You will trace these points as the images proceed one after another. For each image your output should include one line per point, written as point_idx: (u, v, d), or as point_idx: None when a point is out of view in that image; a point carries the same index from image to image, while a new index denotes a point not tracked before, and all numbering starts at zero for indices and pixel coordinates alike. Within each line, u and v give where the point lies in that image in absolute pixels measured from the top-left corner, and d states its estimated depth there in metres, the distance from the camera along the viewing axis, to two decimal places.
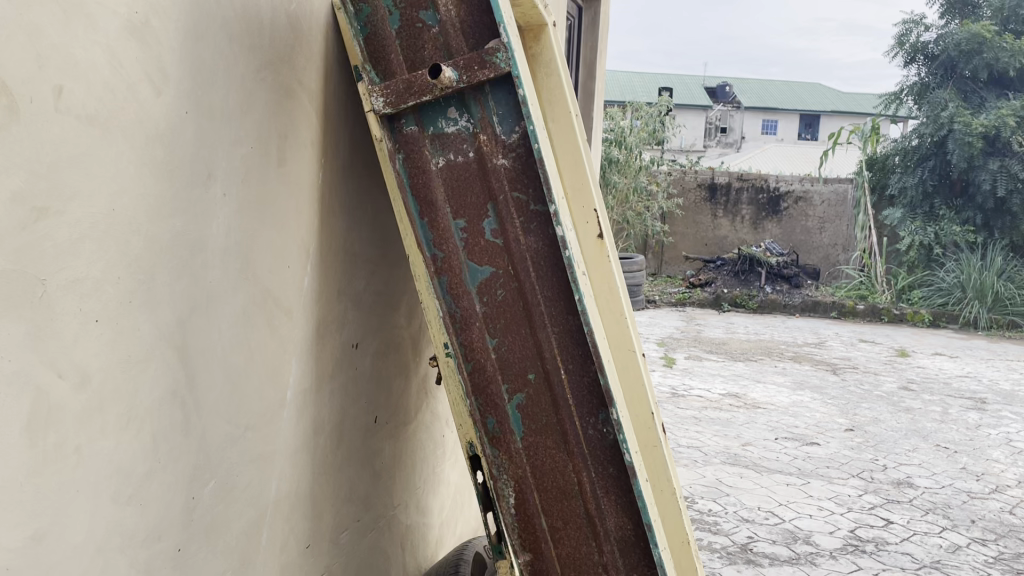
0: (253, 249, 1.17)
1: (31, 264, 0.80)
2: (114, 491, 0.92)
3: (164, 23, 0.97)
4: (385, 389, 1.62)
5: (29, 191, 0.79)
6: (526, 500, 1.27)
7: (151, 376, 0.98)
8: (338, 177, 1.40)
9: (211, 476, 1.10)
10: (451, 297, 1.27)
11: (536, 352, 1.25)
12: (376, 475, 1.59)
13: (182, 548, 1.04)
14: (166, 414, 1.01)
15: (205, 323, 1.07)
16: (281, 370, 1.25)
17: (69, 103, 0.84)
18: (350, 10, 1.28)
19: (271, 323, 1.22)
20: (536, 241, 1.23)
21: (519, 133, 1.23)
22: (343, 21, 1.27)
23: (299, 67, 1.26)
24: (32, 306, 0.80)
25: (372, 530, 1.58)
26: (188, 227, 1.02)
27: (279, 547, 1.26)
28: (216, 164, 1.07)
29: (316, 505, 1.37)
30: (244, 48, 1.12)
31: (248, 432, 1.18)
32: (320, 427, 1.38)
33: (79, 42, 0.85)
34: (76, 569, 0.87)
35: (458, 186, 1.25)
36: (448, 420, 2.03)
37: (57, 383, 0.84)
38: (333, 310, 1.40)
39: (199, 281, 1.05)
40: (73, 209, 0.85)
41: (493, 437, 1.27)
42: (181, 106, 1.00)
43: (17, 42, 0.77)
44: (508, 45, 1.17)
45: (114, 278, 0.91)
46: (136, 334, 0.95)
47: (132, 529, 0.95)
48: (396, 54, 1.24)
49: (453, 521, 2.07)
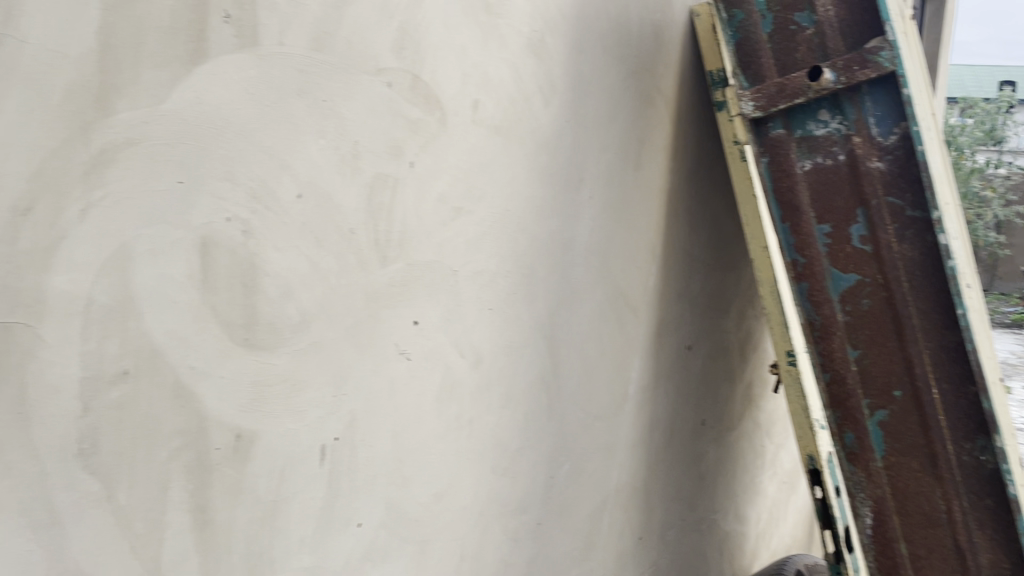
0: (611, 250, 1.23)
1: (447, 257, 0.92)
2: (494, 463, 1.03)
3: (555, 39, 1.06)
4: (716, 393, 1.61)
5: (450, 193, 0.92)
6: (885, 523, 1.21)
7: (526, 361, 1.07)
8: (687, 180, 1.42)
9: (567, 459, 1.18)
10: (809, 305, 1.25)
11: (905, 366, 1.17)
12: (701, 477, 1.58)
13: (541, 522, 1.13)
14: (535, 397, 1.10)
15: (569, 317, 1.15)
16: (626, 366, 1.31)
17: (482, 115, 0.95)
18: (723, 17, 1.29)
19: (620, 321, 1.28)
20: (912, 247, 1.16)
21: (898, 134, 1.16)
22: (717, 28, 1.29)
23: (659, 73, 1.30)
24: (447, 292, 0.93)
25: (695, 531, 1.58)
26: (560, 228, 1.11)
27: (618, 536, 1.32)
28: (586, 169, 1.15)
29: (647, 499, 1.41)
30: (615, 58, 1.19)
31: (598, 422, 1.24)
32: (655, 423, 1.41)
33: (493, 61, 0.96)
34: (463, 527, 0.99)
35: (825, 190, 1.21)
36: (782, 435, 1.93)
37: (460, 362, 0.96)
38: (673, 312, 1.43)
39: (567, 277, 1.14)
40: (480, 209, 0.96)
41: (850, 453, 1.23)
42: (562, 116, 1.09)
43: (449, 62, 0.90)
44: (894, 42, 1.13)
45: (505, 272, 1.02)
46: (516, 324, 1.05)
47: (505, 499, 1.06)
48: (767, 58, 1.24)
49: (779, 541, 1.98)
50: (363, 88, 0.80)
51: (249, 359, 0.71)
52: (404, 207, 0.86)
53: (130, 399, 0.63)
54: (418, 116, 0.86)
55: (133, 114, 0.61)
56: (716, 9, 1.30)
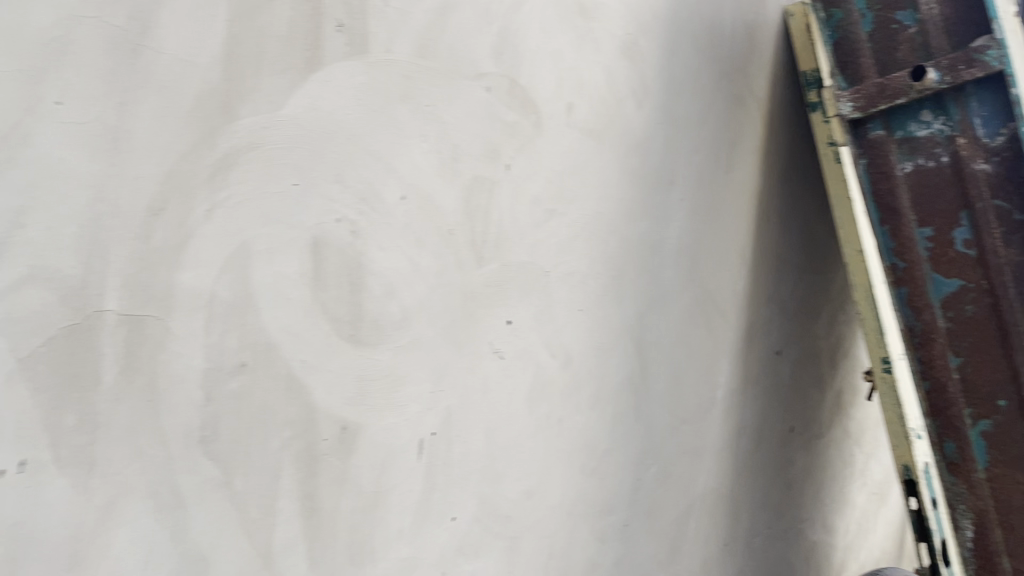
0: (701, 253, 1.22)
1: (540, 258, 0.94)
2: (583, 463, 1.04)
3: (648, 42, 1.06)
4: (806, 399, 1.58)
5: (544, 195, 0.93)
6: (988, 537, 1.17)
7: (615, 362, 1.08)
8: (779, 182, 1.40)
9: (655, 461, 1.18)
10: (910, 310, 1.21)
11: (1011, 376, 1.13)
12: (789, 485, 1.55)
13: (628, 524, 1.14)
14: (623, 399, 1.10)
15: (659, 319, 1.15)
16: (715, 370, 1.29)
17: (576, 118, 0.96)
18: (821, 16, 1.28)
19: (709, 324, 1.27)
20: (1020, 254, 1.11)
21: (1005, 135, 1.11)
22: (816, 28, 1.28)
23: (751, 74, 1.29)
24: (540, 293, 0.94)
25: (782, 540, 1.55)
26: (650, 230, 1.11)
27: (704, 540, 1.31)
28: (677, 171, 1.14)
29: (734, 505, 1.39)
30: (707, 59, 1.18)
31: (685, 425, 1.24)
32: (742, 428, 1.39)
33: (587, 64, 0.97)
34: (552, 525, 1.00)
35: (927, 192, 1.18)
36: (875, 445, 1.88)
37: (551, 362, 0.97)
38: (762, 317, 1.40)
39: (657, 279, 1.14)
40: (572, 211, 0.97)
41: (951, 462, 1.20)
42: (654, 118, 1.09)
43: (545, 66, 0.91)
44: (1002, 41, 1.08)
45: (595, 274, 1.02)
46: (606, 325, 1.05)
47: (593, 500, 1.07)
48: (866, 57, 1.22)
49: (870, 555, 1.92)
50: (463, 93, 0.82)
51: (355, 354, 0.74)
52: (500, 209, 0.88)
53: (247, 390, 0.66)
54: (515, 120, 0.88)
55: (254, 119, 0.65)
56: (815, 9, 1.29)
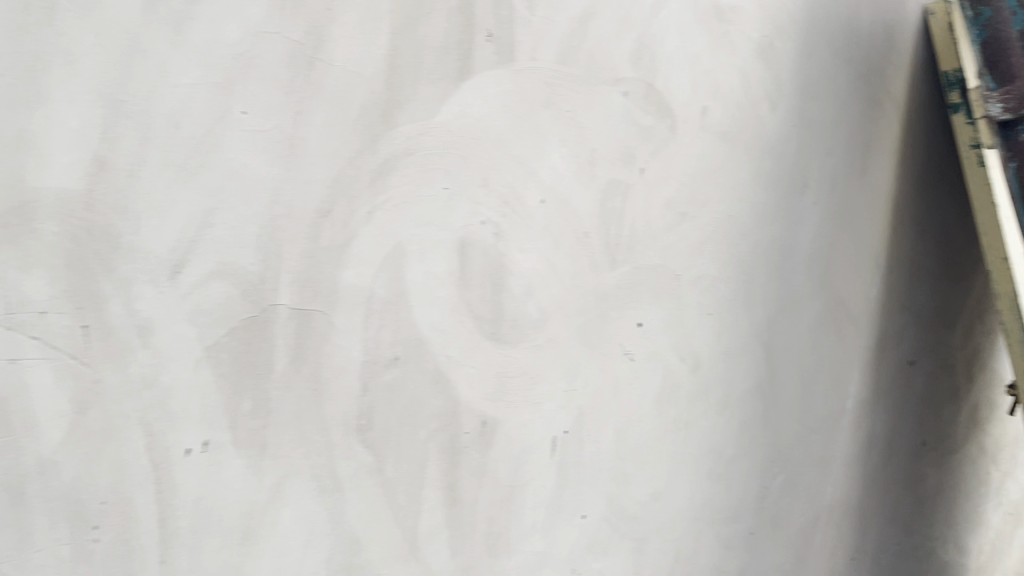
0: (833, 258, 1.19)
1: (672, 261, 0.94)
2: (709, 467, 1.04)
3: (784, 44, 1.05)
4: (940, 413, 1.51)
5: (677, 199, 0.93)
6: None
7: (743, 367, 1.07)
8: (916, 186, 1.35)
9: (781, 470, 1.16)
10: None
11: None
12: (920, 501, 1.49)
13: (753, 532, 1.12)
14: (751, 405, 1.09)
15: (788, 325, 1.13)
16: (844, 378, 1.26)
17: (710, 122, 0.96)
18: (969, 14, 1.24)
19: (840, 332, 1.23)
20: None
21: None
22: (963, 25, 1.24)
23: (888, 75, 1.25)
24: (671, 295, 0.95)
25: (911, 558, 1.50)
26: (781, 235, 1.09)
27: (829, 553, 1.28)
28: (810, 175, 1.12)
29: (861, 518, 1.35)
30: (843, 59, 1.15)
31: (813, 434, 1.21)
32: (871, 439, 1.35)
33: (723, 68, 0.97)
34: (678, 529, 1.01)
35: None
36: None
37: (680, 365, 0.97)
38: (894, 325, 1.36)
39: (787, 284, 1.12)
40: (704, 215, 0.97)
41: None
42: (788, 121, 1.07)
43: (682, 71, 0.92)
44: None
45: (725, 278, 1.02)
46: (735, 329, 1.04)
47: (718, 505, 1.06)
48: (1018, 56, 1.18)
49: None
50: (601, 98, 0.84)
51: (496, 351, 0.77)
52: (634, 212, 0.89)
53: (399, 383, 0.70)
54: (650, 124, 0.89)
55: (411, 126, 0.68)
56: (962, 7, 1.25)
